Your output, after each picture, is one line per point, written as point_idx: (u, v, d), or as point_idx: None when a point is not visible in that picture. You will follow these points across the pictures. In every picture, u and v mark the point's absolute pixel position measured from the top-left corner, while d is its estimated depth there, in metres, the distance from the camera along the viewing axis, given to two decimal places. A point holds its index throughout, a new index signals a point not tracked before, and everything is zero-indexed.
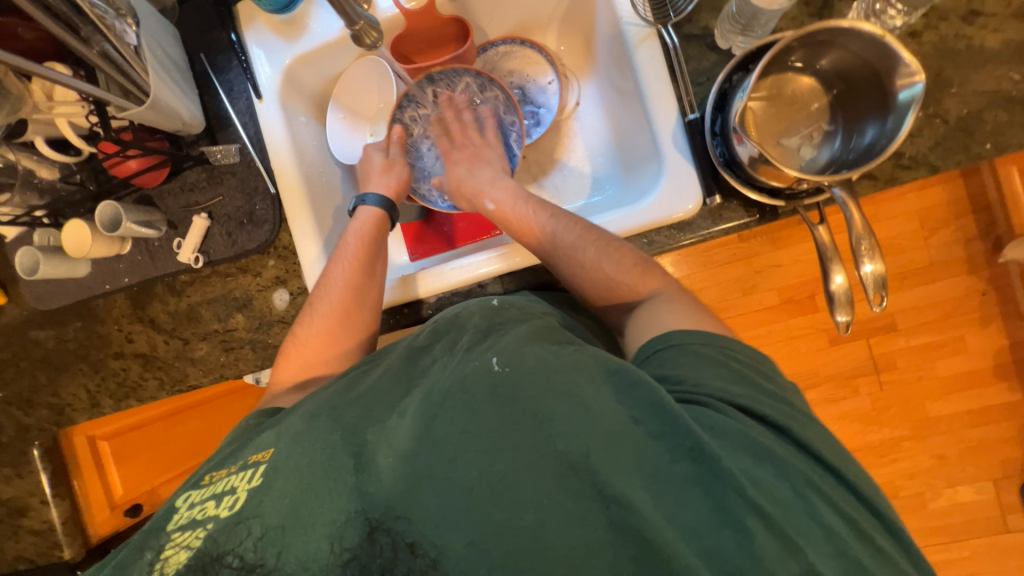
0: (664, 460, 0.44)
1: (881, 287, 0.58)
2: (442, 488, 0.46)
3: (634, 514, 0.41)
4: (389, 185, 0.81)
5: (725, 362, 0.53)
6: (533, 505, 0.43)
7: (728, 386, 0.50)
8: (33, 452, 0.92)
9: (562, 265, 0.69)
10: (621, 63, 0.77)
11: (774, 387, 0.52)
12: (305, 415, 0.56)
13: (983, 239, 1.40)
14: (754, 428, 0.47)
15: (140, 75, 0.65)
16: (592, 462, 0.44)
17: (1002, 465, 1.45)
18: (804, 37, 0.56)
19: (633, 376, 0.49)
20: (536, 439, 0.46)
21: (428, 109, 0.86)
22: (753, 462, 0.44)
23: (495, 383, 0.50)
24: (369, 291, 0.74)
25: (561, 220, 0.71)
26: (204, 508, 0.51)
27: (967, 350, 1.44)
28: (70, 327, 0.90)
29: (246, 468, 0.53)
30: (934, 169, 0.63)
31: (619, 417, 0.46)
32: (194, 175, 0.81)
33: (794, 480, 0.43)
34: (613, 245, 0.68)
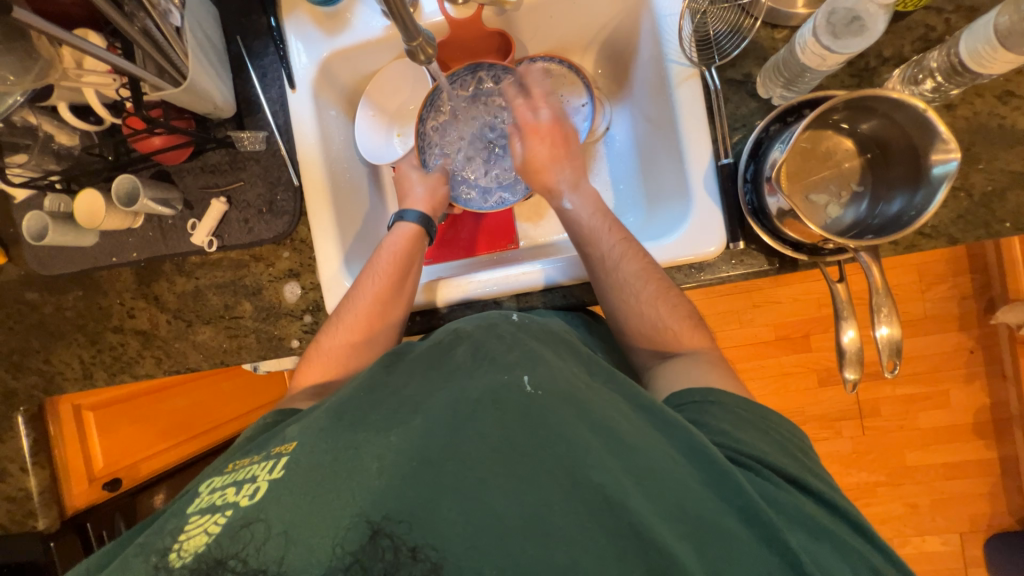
0: (714, 517, 0.45)
1: (895, 354, 0.59)
2: (473, 506, 0.44)
3: (673, 564, 0.42)
4: (424, 198, 0.82)
5: (761, 425, 0.55)
6: (564, 539, 0.43)
7: (770, 451, 0.52)
8: (17, 418, 0.91)
9: (613, 297, 0.69)
10: (656, 95, 0.77)
11: (808, 459, 0.54)
12: (327, 413, 0.56)
13: (977, 299, 1.43)
14: (806, 502, 0.48)
15: (181, 59, 0.64)
16: (629, 501, 0.44)
17: (971, 519, 1.49)
18: (850, 100, 0.57)
19: (671, 419, 0.52)
20: (570, 467, 0.46)
21: (448, 113, 0.86)
22: (809, 539, 0.46)
23: (530, 404, 0.50)
24: (393, 309, 0.73)
25: (624, 252, 0.70)
26: (224, 494, 0.50)
27: (950, 405, 1.47)
28: (70, 296, 0.88)
29: (269, 459, 0.52)
30: (953, 241, 0.65)
31: (665, 460, 0.48)
32: (216, 158, 0.80)
33: (854, 563, 0.45)
34: (667, 291, 0.68)
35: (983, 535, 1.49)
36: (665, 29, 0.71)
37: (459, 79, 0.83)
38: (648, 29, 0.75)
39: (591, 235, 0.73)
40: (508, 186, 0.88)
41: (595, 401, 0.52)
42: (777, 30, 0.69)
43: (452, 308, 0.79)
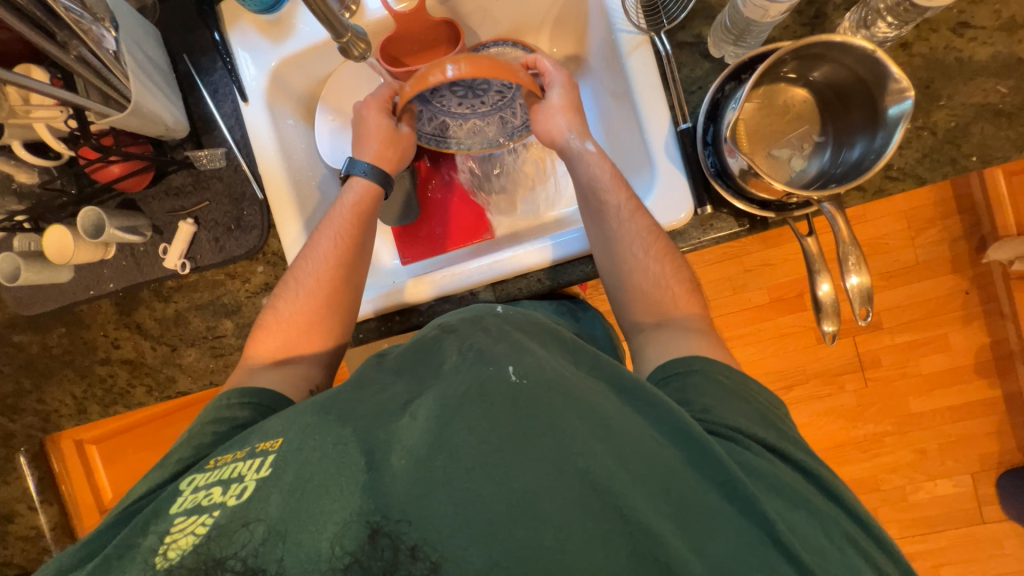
0: (696, 491, 0.45)
1: (866, 301, 0.59)
2: (461, 500, 0.44)
3: (657, 542, 0.42)
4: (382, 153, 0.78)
5: (743, 396, 0.55)
6: (554, 524, 0.42)
7: (753, 425, 0.52)
8: (19, 459, 0.91)
9: (617, 252, 0.67)
10: (612, 68, 0.76)
11: (785, 427, 0.55)
12: (313, 410, 0.55)
13: (968, 239, 1.42)
14: (785, 470, 0.49)
15: (122, 82, 0.64)
16: (615, 486, 0.44)
17: (980, 458, 1.49)
18: (797, 50, 0.56)
19: (648, 396, 0.51)
20: (558, 454, 0.45)
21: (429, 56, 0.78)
22: (788, 505, 0.46)
23: (517, 395, 0.48)
24: (357, 265, 0.74)
25: (635, 210, 0.67)
26: (210, 494, 0.49)
27: (949, 348, 1.47)
28: (55, 333, 0.88)
29: (253, 457, 0.52)
30: (922, 182, 0.64)
31: (649, 440, 0.48)
32: (179, 179, 0.80)
33: (831, 530, 0.45)
34: (670, 252, 0.67)
35: (993, 473, 1.49)
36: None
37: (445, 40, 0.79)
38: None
39: (604, 186, 0.70)
40: (480, 138, 0.85)
41: (578, 386, 0.51)
42: None
43: (431, 304, 0.79)
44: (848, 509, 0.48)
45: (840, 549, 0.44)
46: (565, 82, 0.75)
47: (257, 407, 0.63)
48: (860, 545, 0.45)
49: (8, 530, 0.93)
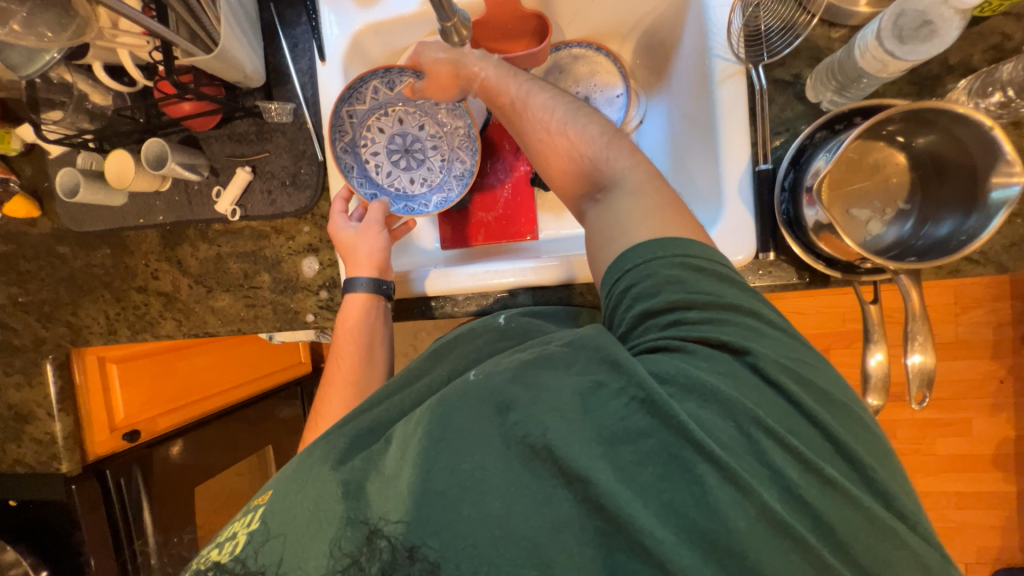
0: (620, 418, 0.43)
1: (925, 385, 0.56)
2: (438, 511, 0.41)
3: (586, 482, 0.40)
4: (368, 258, 0.74)
5: (680, 284, 0.50)
6: (495, 489, 0.41)
7: (693, 326, 0.48)
8: (46, 365, 0.95)
9: (529, 142, 0.67)
10: (696, 91, 0.73)
11: (750, 312, 0.49)
12: (302, 453, 0.54)
13: (1016, 328, 1.36)
14: (715, 369, 0.45)
15: (211, 23, 0.65)
16: (551, 439, 0.42)
17: (976, 549, 1.45)
18: (908, 112, 0.53)
19: (594, 335, 0.49)
20: (497, 431, 0.44)
21: (352, 132, 0.81)
22: (709, 407, 0.43)
23: (470, 388, 0.48)
24: (375, 354, 0.73)
25: (538, 88, 0.68)
26: (209, 557, 0.48)
27: (971, 434, 1.42)
28: (99, 253, 0.90)
29: (248, 513, 0.51)
30: (1002, 269, 0.61)
31: (578, 387, 0.45)
32: (244, 127, 0.80)
33: (758, 428, 0.42)
34: (587, 114, 0.65)
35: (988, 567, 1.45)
36: (713, 20, 0.66)
37: (353, 90, 0.78)
38: (694, 18, 0.70)
39: (501, 82, 0.70)
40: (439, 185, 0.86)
41: (536, 370, 0.47)
42: (834, 29, 0.65)
43: (464, 296, 0.78)
44: (776, 386, 0.45)
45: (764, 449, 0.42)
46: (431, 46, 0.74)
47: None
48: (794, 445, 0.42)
49: (25, 430, 0.98)
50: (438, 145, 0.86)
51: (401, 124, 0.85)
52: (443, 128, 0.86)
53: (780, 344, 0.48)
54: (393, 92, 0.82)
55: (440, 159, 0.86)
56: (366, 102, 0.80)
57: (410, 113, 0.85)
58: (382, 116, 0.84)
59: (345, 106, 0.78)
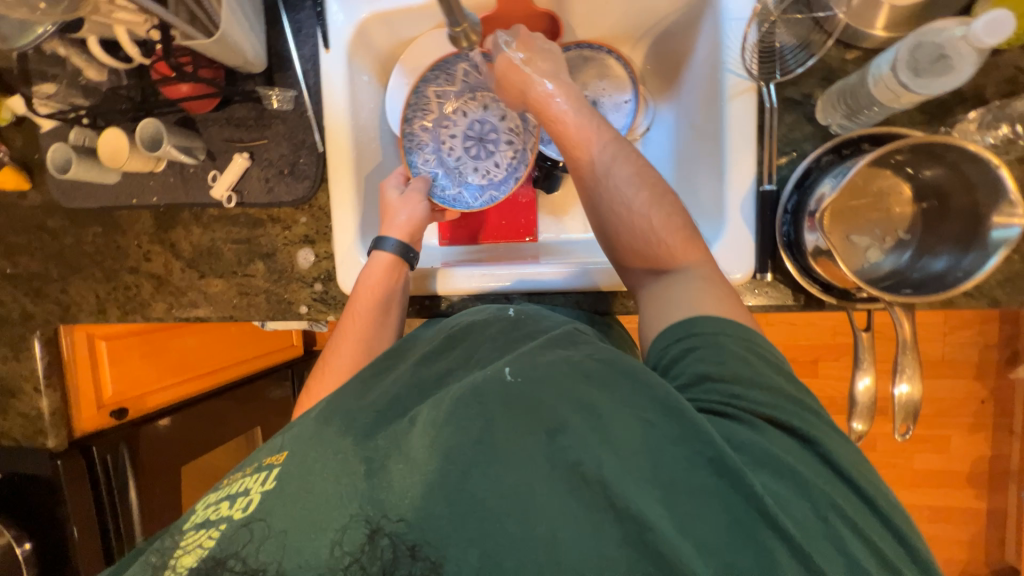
0: (683, 468, 0.43)
1: (909, 416, 0.57)
2: (460, 501, 0.43)
3: (645, 526, 0.41)
4: (405, 224, 0.75)
5: (747, 358, 0.51)
6: (546, 515, 0.42)
7: (756, 395, 0.49)
8: (33, 341, 0.95)
9: (603, 209, 0.66)
10: (706, 103, 0.72)
11: (805, 395, 0.51)
12: (317, 417, 0.55)
13: (1001, 350, 1.38)
14: (778, 442, 0.46)
15: (213, 6, 0.62)
16: (604, 474, 0.43)
17: (945, 561, 1.49)
18: (917, 145, 0.52)
19: (642, 376, 0.48)
20: (546, 450, 0.45)
21: (433, 116, 0.84)
22: (772, 477, 0.44)
23: (508, 392, 0.49)
24: (389, 316, 0.72)
25: (616, 154, 0.66)
26: (218, 509, 0.50)
27: (950, 451, 1.45)
28: (90, 231, 0.89)
29: (259, 471, 0.51)
30: (995, 303, 0.61)
31: (632, 422, 0.46)
32: (242, 112, 0.78)
33: (817, 500, 0.43)
34: (660, 198, 0.64)
35: None
36: (728, 33, 0.64)
37: (441, 70, 0.81)
38: (709, 29, 0.68)
39: (580, 139, 0.68)
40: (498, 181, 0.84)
41: (569, 380, 0.49)
42: (849, 51, 0.64)
43: (459, 296, 0.78)
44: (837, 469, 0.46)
45: (827, 523, 0.42)
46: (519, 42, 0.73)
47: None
48: (850, 518, 0.43)
49: (11, 404, 0.97)
50: (512, 142, 0.84)
51: (484, 114, 0.85)
52: (523, 126, 0.84)
53: (845, 443, 0.49)
54: (479, 78, 0.83)
55: (509, 155, 0.84)
56: (451, 86, 0.83)
57: (493, 105, 0.85)
58: (461, 104, 0.85)
59: (432, 87, 0.82)
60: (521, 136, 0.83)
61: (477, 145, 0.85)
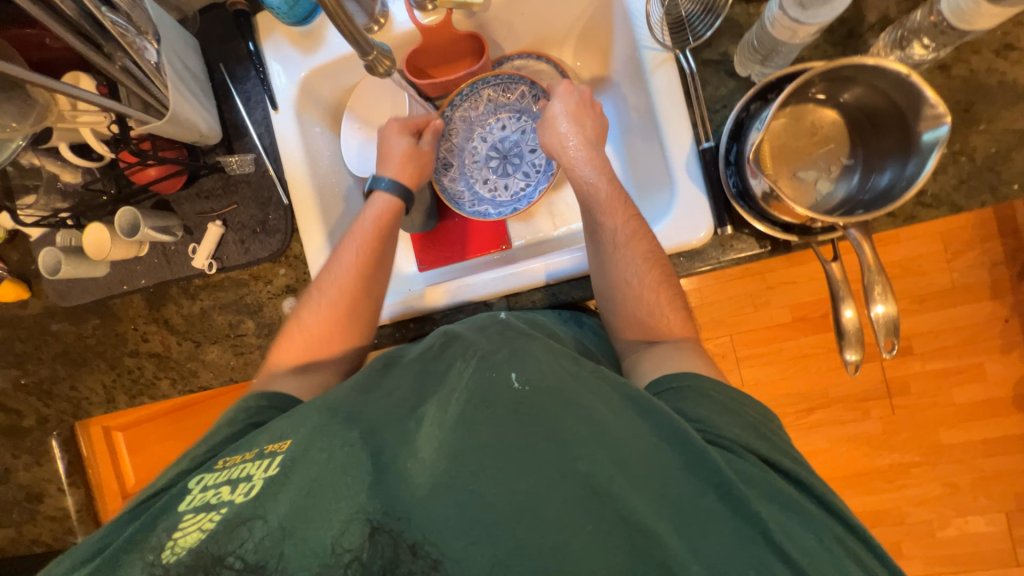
0: (690, 493, 0.44)
1: (892, 333, 0.57)
2: (467, 500, 0.43)
3: (655, 542, 0.40)
4: (406, 169, 0.79)
5: (740, 412, 0.52)
6: (556, 524, 0.41)
7: (749, 437, 0.49)
8: (51, 442, 0.97)
9: (608, 282, 0.67)
10: (636, 83, 0.76)
11: (785, 443, 0.52)
12: (323, 411, 0.54)
13: (1009, 265, 1.35)
14: (777, 479, 0.47)
15: (160, 90, 0.68)
16: (615, 487, 0.42)
17: (1017, 497, 1.40)
18: (827, 71, 0.55)
19: (650, 405, 0.49)
20: (557, 458, 0.44)
21: (479, 111, 0.88)
22: (779, 509, 0.44)
23: (519, 402, 0.48)
24: (380, 272, 0.75)
25: (632, 235, 0.67)
26: (220, 492, 0.49)
27: (985, 378, 1.39)
28: (90, 324, 0.93)
29: (263, 458, 0.51)
30: (957, 209, 0.61)
31: (641, 444, 0.46)
32: (210, 183, 0.83)
33: (822, 533, 0.43)
34: (665, 280, 0.65)
35: None
36: (636, 15, 0.69)
37: (503, 81, 0.85)
38: (621, 16, 0.73)
39: (602, 208, 0.70)
40: (500, 201, 0.89)
41: (577, 390, 0.50)
42: (752, 5, 0.67)
43: (443, 312, 0.80)
44: (830, 508, 0.46)
45: (829, 550, 0.42)
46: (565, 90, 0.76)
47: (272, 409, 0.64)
48: (848, 546, 0.43)
49: (39, 509, 0.99)
50: (528, 174, 0.88)
51: (519, 135, 0.89)
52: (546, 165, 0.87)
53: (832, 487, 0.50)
54: (532, 106, 0.86)
55: (521, 184, 0.88)
56: (506, 98, 0.87)
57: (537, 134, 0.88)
58: (512, 116, 0.88)
59: (488, 90, 0.87)
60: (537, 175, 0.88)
61: (499, 162, 0.90)
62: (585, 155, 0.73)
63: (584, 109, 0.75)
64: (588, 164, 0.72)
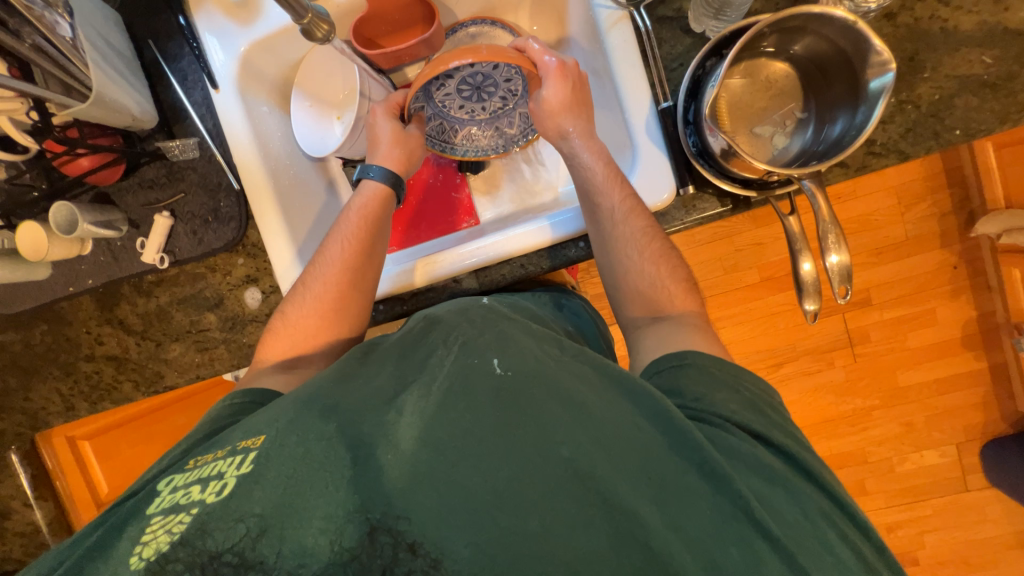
0: (675, 471, 0.44)
1: (846, 279, 0.59)
2: (448, 491, 0.43)
3: (636, 522, 0.41)
4: (399, 158, 0.76)
5: (737, 387, 0.53)
6: (537, 509, 0.42)
7: (741, 410, 0.51)
8: (10, 457, 0.91)
9: (613, 258, 0.66)
10: (595, 45, 0.74)
11: (781, 418, 0.53)
12: (298, 405, 0.52)
13: (958, 214, 1.42)
14: (764, 453, 0.48)
15: (80, 70, 0.63)
16: (597, 470, 0.43)
17: (966, 429, 1.51)
18: (775, 23, 0.55)
19: (634, 386, 0.49)
20: (537, 444, 0.44)
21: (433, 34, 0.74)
22: (765, 485, 0.45)
23: (501, 387, 0.48)
24: (370, 267, 0.72)
25: (631, 211, 0.65)
26: (189, 492, 0.46)
27: (937, 322, 1.48)
28: (37, 331, 0.87)
29: (234, 455, 0.49)
30: (905, 157, 0.63)
31: (628, 425, 0.46)
32: (153, 171, 0.78)
33: (807, 507, 0.44)
34: (667, 253, 0.66)
35: (979, 443, 1.51)
36: None
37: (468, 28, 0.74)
38: None
39: (598, 188, 0.68)
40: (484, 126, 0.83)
41: (560, 372, 0.50)
42: None
43: (414, 292, 0.79)
44: (820, 482, 0.47)
45: (813, 522, 0.43)
46: (557, 76, 0.69)
47: (250, 404, 0.62)
48: (834, 521, 0.44)
49: (5, 526, 0.94)
50: (508, 99, 0.80)
51: (492, 67, 0.75)
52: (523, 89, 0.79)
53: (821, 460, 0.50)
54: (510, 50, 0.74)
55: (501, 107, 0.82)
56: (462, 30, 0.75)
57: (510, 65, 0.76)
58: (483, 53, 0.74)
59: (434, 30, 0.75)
60: (513, 100, 0.81)
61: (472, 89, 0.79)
62: (585, 144, 0.70)
63: (578, 94, 0.70)
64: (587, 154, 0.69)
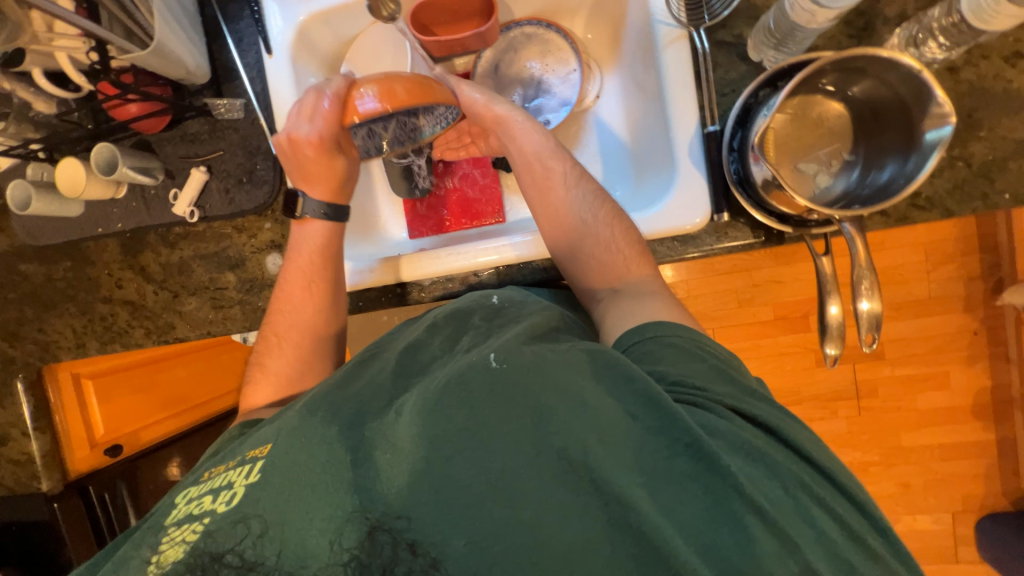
0: (661, 455, 0.42)
1: (874, 328, 0.58)
2: (441, 485, 0.43)
3: (630, 509, 0.40)
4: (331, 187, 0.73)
5: (701, 354, 0.52)
6: (529, 499, 0.41)
7: (714, 385, 0.49)
8: (16, 384, 0.92)
9: (568, 223, 0.67)
10: (648, 60, 0.74)
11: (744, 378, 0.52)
12: (301, 411, 0.52)
13: (986, 280, 1.39)
14: (746, 428, 0.46)
15: (144, 17, 0.64)
16: (590, 459, 0.42)
17: (965, 499, 1.47)
18: (838, 60, 0.54)
19: (625, 370, 0.47)
20: (533, 437, 0.43)
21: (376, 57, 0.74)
22: (747, 463, 0.43)
23: (496, 379, 0.47)
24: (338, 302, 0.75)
25: (580, 176, 0.70)
26: (202, 503, 0.48)
27: (949, 386, 1.45)
28: (60, 266, 0.89)
29: (243, 463, 0.50)
30: (948, 213, 0.62)
31: (613, 410, 0.45)
32: (196, 126, 0.79)
33: (787, 482, 0.43)
34: (620, 216, 0.67)
35: (975, 515, 1.47)
36: None
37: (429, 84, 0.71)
38: None
39: (549, 153, 0.71)
40: None
41: (557, 362, 0.48)
42: None
43: (432, 281, 0.79)
44: (808, 459, 0.46)
45: (795, 499, 0.42)
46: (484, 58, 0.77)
47: None
48: (815, 492, 0.43)
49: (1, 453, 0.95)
50: None
51: None
52: None
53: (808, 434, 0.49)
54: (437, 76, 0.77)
55: None
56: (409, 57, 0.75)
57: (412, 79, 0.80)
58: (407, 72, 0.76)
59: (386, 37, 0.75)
60: None
61: None
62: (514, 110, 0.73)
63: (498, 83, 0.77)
64: (529, 123, 0.72)
